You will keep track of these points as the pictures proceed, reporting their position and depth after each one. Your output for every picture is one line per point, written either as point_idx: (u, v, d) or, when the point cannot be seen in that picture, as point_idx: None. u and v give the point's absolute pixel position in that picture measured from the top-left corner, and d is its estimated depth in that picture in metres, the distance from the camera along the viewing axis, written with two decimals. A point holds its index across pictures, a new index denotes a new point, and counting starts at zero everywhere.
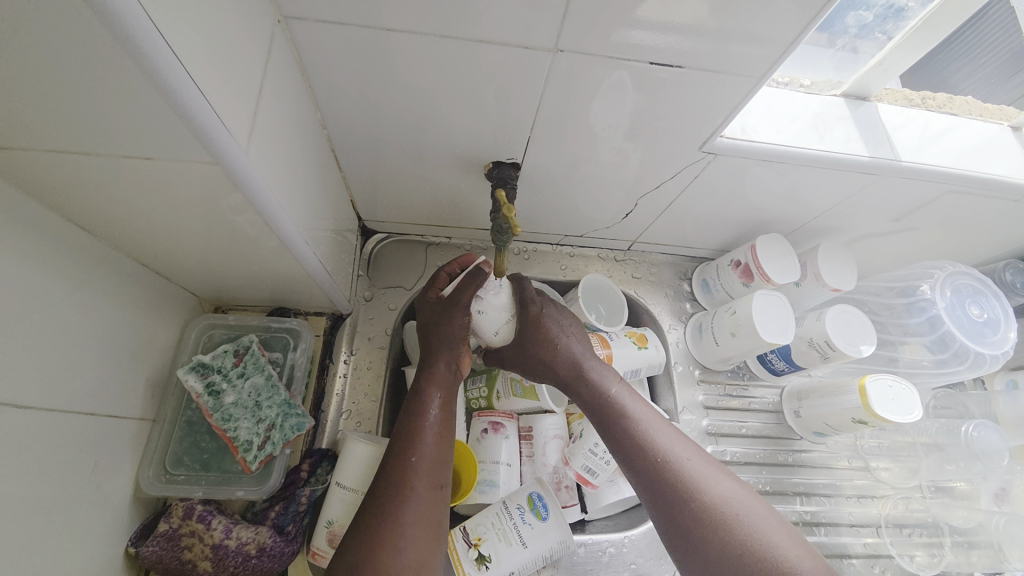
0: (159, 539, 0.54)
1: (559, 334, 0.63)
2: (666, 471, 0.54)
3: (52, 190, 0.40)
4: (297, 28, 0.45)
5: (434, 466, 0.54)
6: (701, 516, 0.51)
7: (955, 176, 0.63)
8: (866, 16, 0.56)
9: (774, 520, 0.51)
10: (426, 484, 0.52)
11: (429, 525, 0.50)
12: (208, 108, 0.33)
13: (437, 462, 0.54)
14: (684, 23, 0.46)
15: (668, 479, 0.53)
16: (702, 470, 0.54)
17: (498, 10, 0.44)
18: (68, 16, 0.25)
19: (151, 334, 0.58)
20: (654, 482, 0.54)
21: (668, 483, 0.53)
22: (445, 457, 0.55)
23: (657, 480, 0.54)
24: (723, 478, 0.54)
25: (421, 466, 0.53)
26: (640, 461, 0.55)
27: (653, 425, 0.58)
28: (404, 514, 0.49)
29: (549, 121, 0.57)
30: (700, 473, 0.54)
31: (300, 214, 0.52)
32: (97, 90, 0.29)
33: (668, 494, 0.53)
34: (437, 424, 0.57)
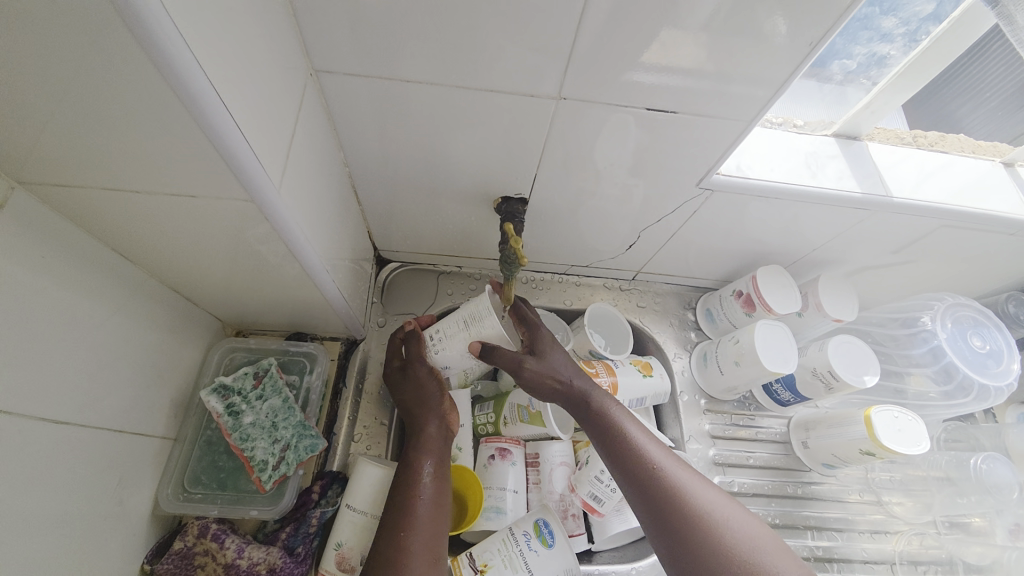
0: (174, 557, 0.56)
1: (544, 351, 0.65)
2: (662, 487, 0.55)
3: (104, 223, 0.44)
4: (326, 80, 0.50)
5: (430, 539, 0.53)
6: (698, 531, 0.52)
7: (949, 211, 0.65)
8: (850, 64, 0.60)
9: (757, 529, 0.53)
10: (422, 557, 0.51)
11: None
12: (248, 152, 0.37)
13: (433, 534, 0.54)
14: (683, 66, 0.49)
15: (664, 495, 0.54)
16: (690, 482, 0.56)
17: (507, 63, 0.48)
18: (139, 76, 0.29)
19: (178, 356, 0.61)
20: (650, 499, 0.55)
21: (665, 498, 0.54)
22: (441, 527, 0.55)
23: (653, 495, 0.55)
24: (715, 492, 0.56)
25: (416, 537, 0.52)
26: (636, 477, 0.56)
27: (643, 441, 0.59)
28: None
29: (554, 159, 0.61)
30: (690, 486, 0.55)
31: (322, 245, 0.56)
32: (156, 137, 0.34)
33: (664, 510, 0.54)
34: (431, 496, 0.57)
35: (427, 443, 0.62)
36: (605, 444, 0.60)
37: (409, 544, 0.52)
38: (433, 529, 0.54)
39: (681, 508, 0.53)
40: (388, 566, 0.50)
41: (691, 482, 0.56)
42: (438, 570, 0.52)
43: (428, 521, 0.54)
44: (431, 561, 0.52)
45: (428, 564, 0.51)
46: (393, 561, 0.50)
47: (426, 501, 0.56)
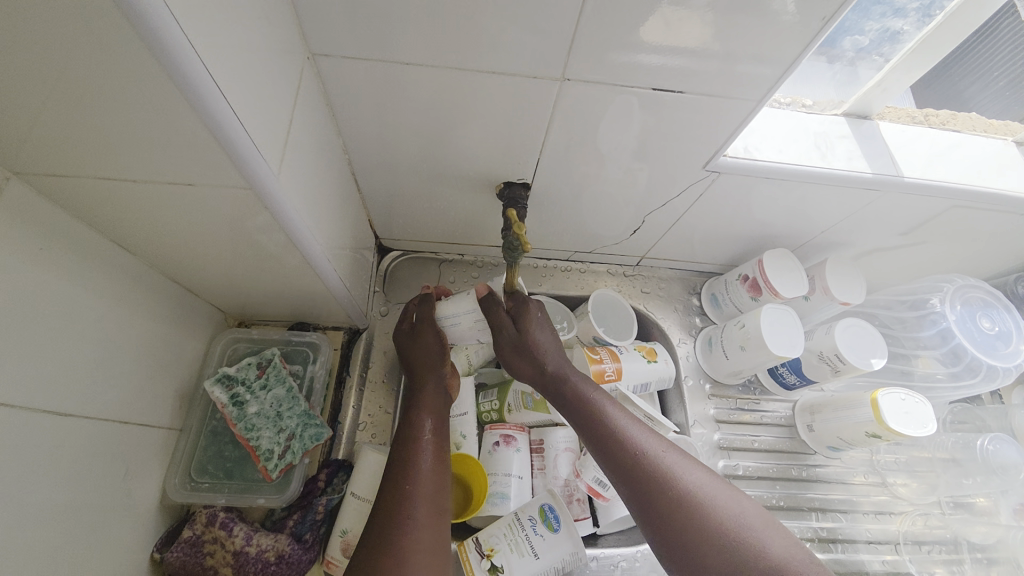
0: (183, 545, 0.56)
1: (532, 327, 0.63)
2: (649, 474, 0.54)
3: (100, 214, 0.43)
4: (323, 64, 0.49)
5: (435, 491, 0.55)
6: (677, 502, 0.51)
7: (962, 191, 0.64)
8: (861, 40, 0.58)
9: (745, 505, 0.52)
10: (428, 507, 0.53)
11: (438, 547, 0.51)
12: (244, 135, 0.36)
13: (435, 487, 0.56)
14: (688, 46, 0.48)
15: (651, 482, 0.53)
16: (675, 461, 0.55)
17: (509, 43, 0.47)
18: (127, 61, 0.28)
19: (181, 347, 0.61)
20: (635, 482, 0.54)
21: (653, 484, 0.53)
22: (445, 481, 0.57)
23: (639, 482, 0.54)
24: (704, 472, 0.55)
25: (422, 488, 0.54)
26: (623, 466, 0.55)
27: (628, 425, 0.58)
28: (407, 535, 0.50)
29: (558, 142, 0.59)
30: (674, 465, 0.55)
31: (322, 233, 0.55)
32: (152, 123, 0.33)
33: (651, 496, 0.52)
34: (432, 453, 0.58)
35: (424, 402, 0.64)
36: (589, 434, 0.59)
37: (414, 495, 0.54)
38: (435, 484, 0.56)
39: (671, 494, 0.52)
40: (394, 514, 0.52)
41: (678, 464, 0.55)
42: (444, 519, 0.54)
43: (432, 475, 0.56)
44: (436, 510, 0.54)
45: (433, 515, 0.53)
46: (399, 512, 0.52)
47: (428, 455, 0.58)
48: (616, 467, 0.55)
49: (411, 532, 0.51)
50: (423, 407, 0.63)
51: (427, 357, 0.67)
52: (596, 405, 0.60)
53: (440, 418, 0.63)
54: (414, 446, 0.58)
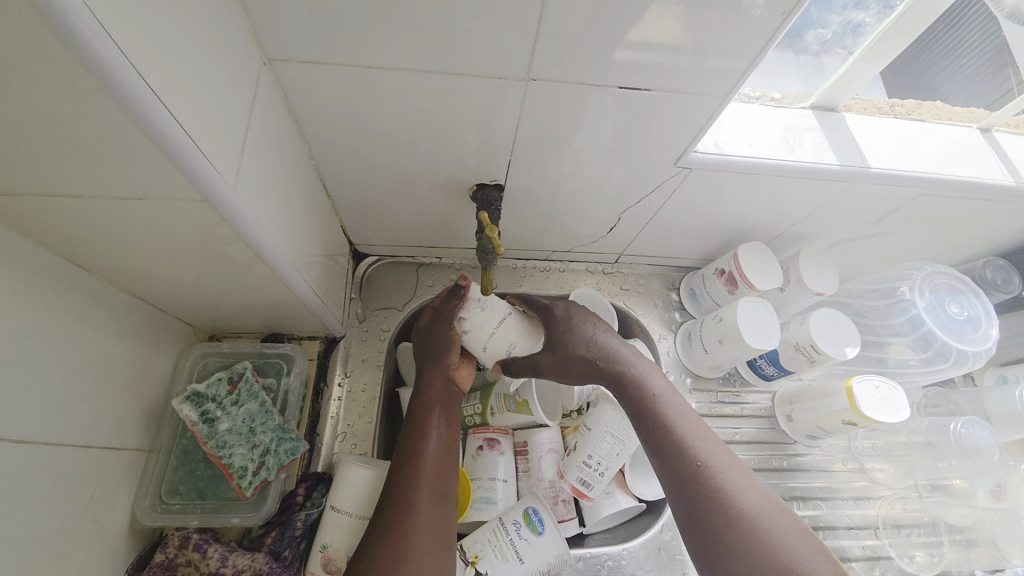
0: (156, 570, 0.55)
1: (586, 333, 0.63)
2: (702, 482, 0.53)
3: (50, 232, 0.41)
4: (281, 69, 0.47)
5: (438, 478, 0.55)
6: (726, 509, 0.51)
7: (928, 179, 0.65)
8: (825, 33, 0.60)
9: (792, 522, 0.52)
10: (431, 494, 0.54)
11: (438, 532, 0.52)
12: (194, 148, 0.35)
13: (440, 473, 0.56)
14: (655, 43, 0.48)
15: (704, 488, 0.53)
16: (730, 470, 0.54)
17: (474, 44, 0.46)
18: (55, 70, 0.27)
19: (147, 365, 0.59)
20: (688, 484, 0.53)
21: (707, 500, 0.52)
22: (450, 469, 0.57)
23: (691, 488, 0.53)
24: (756, 486, 0.54)
25: (424, 473, 0.55)
26: (677, 470, 0.55)
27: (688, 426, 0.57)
28: (411, 520, 0.51)
29: (529, 142, 0.59)
30: (729, 473, 0.54)
31: (290, 243, 0.54)
32: (94, 138, 0.31)
33: (700, 504, 0.52)
34: (439, 440, 0.58)
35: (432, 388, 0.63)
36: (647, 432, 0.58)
37: (417, 481, 0.54)
38: (440, 469, 0.56)
39: (721, 505, 0.52)
40: (399, 501, 0.52)
41: (731, 475, 0.54)
42: (448, 505, 0.55)
43: (436, 463, 0.57)
44: (439, 497, 0.54)
45: (435, 501, 0.54)
46: (403, 498, 0.53)
47: (436, 443, 0.58)
48: (670, 470, 0.55)
49: (413, 516, 0.51)
50: (433, 395, 0.62)
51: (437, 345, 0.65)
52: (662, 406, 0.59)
53: (449, 406, 0.62)
54: (420, 433, 0.58)
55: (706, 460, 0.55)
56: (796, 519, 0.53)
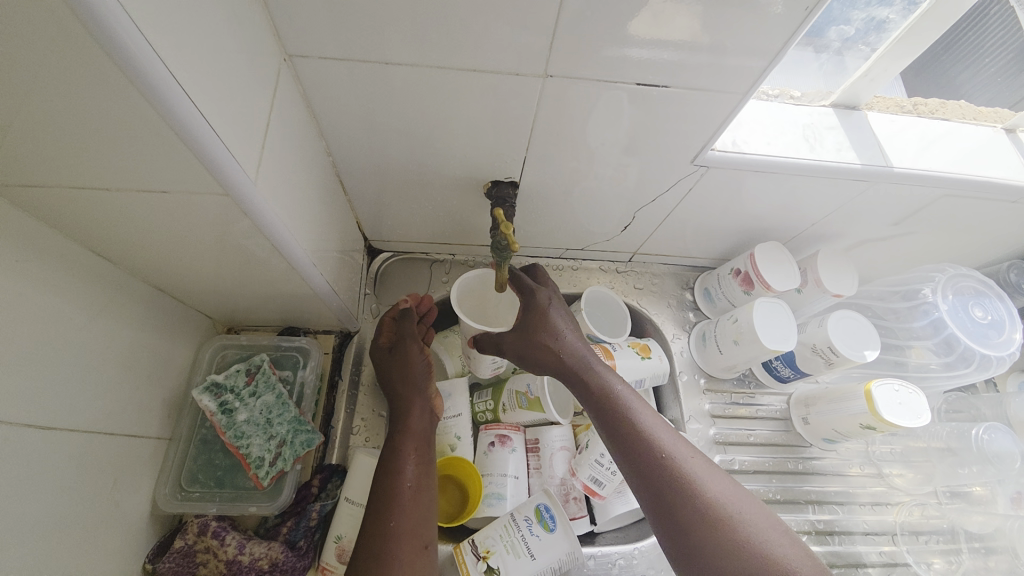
0: (175, 556, 0.56)
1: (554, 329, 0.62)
2: (667, 470, 0.53)
3: (76, 223, 0.42)
4: (301, 65, 0.48)
5: (418, 524, 0.55)
6: (696, 512, 0.51)
7: (953, 180, 0.64)
8: (847, 30, 0.58)
9: (766, 519, 0.51)
10: (411, 543, 0.53)
11: None
12: (218, 143, 0.35)
13: (420, 518, 0.55)
14: (675, 39, 0.47)
15: (669, 482, 0.53)
16: (698, 470, 0.54)
17: (491, 39, 0.46)
18: (88, 66, 0.27)
19: (167, 355, 0.60)
20: (656, 487, 0.53)
21: (678, 502, 0.51)
22: (427, 513, 0.56)
23: (658, 483, 0.53)
24: (726, 483, 0.54)
25: (404, 521, 0.54)
26: (642, 464, 0.54)
27: (652, 427, 0.57)
28: None
29: (545, 139, 0.59)
30: (697, 473, 0.53)
31: (307, 237, 0.54)
32: (125, 133, 0.32)
33: (669, 498, 0.52)
34: (416, 480, 0.58)
35: (409, 427, 0.62)
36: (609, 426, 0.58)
37: (396, 532, 0.53)
38: (418, 516, 0.55)
39: (693, 501, 0.51)
40: (377, 554, 0.51)
41: (699, 471, 0.54)
42: (429, 551, 0.54)
43: (413, 508, 0.56)
44: (420, 545, 0.53)
45: (417, 550, 0.53)
46: (383, 551, 0.51)
47: (411, 486, 0.57)
48: (634, 464, 0.55)
49: (393, 569, 0.50)
50: (410, 434, 0.61)
51: (415, 378, 0.66)
52: (622, 405, 0.58)
53: (424, 443, 0.62)
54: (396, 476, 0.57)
55: (672, 454, 0.55)
56: (773, 514, 0.52)
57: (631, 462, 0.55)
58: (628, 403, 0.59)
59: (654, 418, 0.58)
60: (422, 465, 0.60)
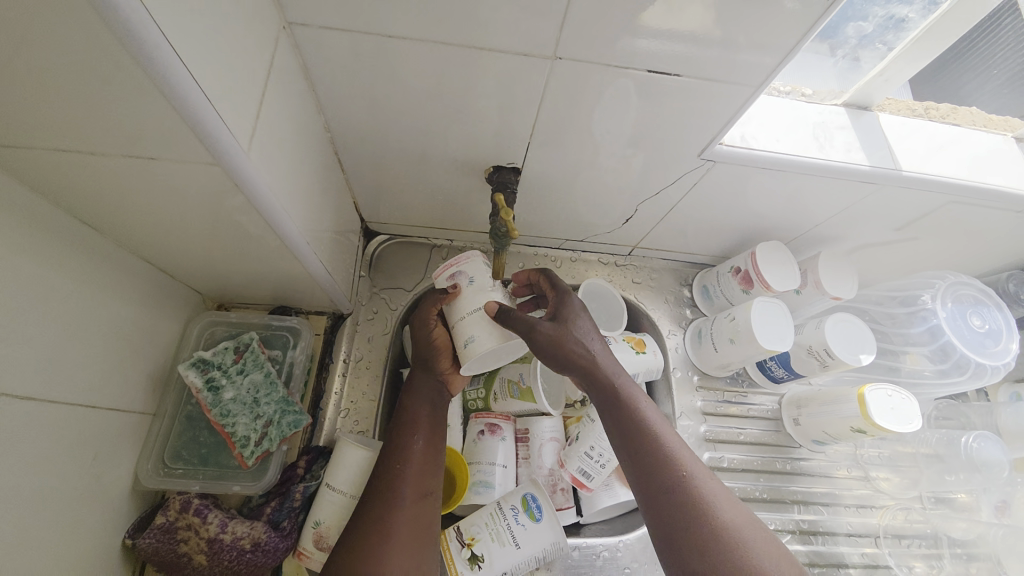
0: (156, 532, 0.55)
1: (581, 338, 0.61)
2: (683, 489, 0.53)
3: (61, 189, 0.41)
4: (300, 34, 0.46)
5: (423, 476, 0.57)
6: (704, 530, 0.51)
7: (961, 187, 0.63)
8: (865, 27, 0.56)
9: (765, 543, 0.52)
10: (414, 491, 0.55)
11: (420, 530, 0.54)
12: (209, 110, 0.34)
13: (425, 470, 0.57)
14: (691, 28, 0.46)
15: (683, 499, 0.53)
16: (711, 494, 0.54)
17: (500, 18, 0.44)
18: (72, 24, 0.26)
19: (153, 330, 0.59)
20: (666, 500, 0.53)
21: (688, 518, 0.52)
22: (434, 465, 0.58)
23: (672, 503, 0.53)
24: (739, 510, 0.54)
25: (408, 471, 0.56)
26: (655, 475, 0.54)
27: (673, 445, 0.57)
28: (394, 520, 0.53)
29: (550, 126, 0.57)
30: (709, 497, 0.54)
31: (301, 215, 0.53)
32: (109, 94, 0.30)
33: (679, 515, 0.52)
34: (425, 435, 0.60)
35: (416, 384, 0.64)
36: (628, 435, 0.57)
37: (401, 478, 0.56)
38: (426, 468, 0.57)
39: (708, 528, 0.51)
40: (383, 498, 0.54)
41: (715, 495, 0.54)
42: (431, 501, 0.56)
43: (420, 458, 0.58)
44: (424, 493, 0.56)
45: (420, 498, 0.55)
46: (387, 495, 0.54)
47: (418, 437, 0.59)
48: (648, 473, 0.55)
49: (396, 513, 0.53)
50: (416, 391, 0.63)
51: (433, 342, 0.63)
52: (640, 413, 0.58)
53: (434, 401, 0.63)
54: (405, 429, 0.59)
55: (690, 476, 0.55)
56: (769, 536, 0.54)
57: (646, 474, 0.55)
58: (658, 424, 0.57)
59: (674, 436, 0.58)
60: (430, 420, 0.61)
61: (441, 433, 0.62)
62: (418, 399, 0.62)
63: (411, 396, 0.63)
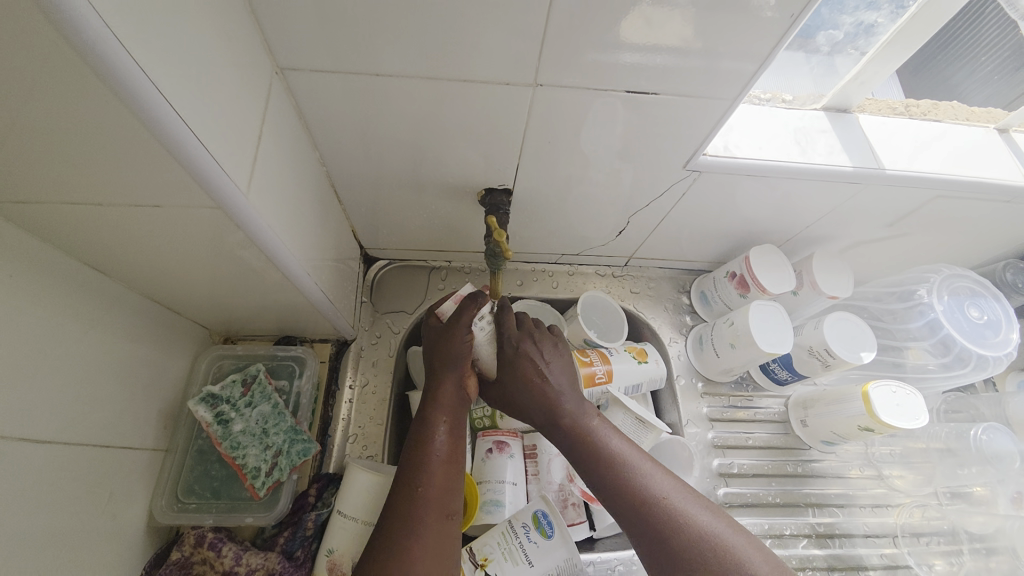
0: (172, 567, 0.56)
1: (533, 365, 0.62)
2: (631, 491, 0.54)
3: (71, 237, 0.43)
4: (292, 77, 0.48)
5: (445, 494, 0.54)
6: (658, 527, 0.51)
7: (946, 181, 0.64)
8: (836, 34, 0.59)
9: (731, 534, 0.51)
10: (436, 511, 0.53)
11: (443, 551, 0.51)
12: (207, 156, 0.35)
13: (446, 489, 0.55)
14: (664, 46, 0.48)
15: (634, 501, 0.53)
16: (668, 491, 0.54)
17: (481, 49, 0.47)
18: (78, 88, 0.28)
19: (162, 367, 0.60)
20: (621, 505, 0.54)
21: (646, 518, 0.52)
22: (455, 482, 0.56)
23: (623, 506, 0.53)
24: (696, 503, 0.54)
25: (430, 489, 0.54)
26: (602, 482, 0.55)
27: (626, 454, 0.57)
28: (418, 541, 0.50)
29: (537, 146, 0.59)
30: (663, 494, 0.53)
31: (301, 247, 0.54)
32: (114, 148, 0.32)
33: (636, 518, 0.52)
34: (445, 450, 0.57)
35: (442, 394, 0.61)
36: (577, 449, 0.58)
37: (423, 496, 0.53)
38: (447, 485, 0.55)
39: (662, 525, 0.51)
40: (405, 518, 0.51)
41: (667, 492, 0.54)
42: (452, 522, 0.53)
43: (441, 474, 0.56)
44: (446, 513, 0.53)
45: (443, 518, 0.53)
46: (409, 515, 0.51)
47: (440, 453, 0.57)
48: (599, 482, 0.56)
49: (418, 534, 0.50)
50: (440, 401, 0.60)
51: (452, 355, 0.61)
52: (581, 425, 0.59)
53: (456, 413, 0.61)
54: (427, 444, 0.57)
55: (640, 478, 0.55)
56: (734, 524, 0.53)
57: (600, 485, 0.55)
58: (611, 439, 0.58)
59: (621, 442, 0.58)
60: (451, 433, 0.59)
61: (461, 450, 0.59)
62: (440, 411, 0.60)
63: (434, 408, 0.60)
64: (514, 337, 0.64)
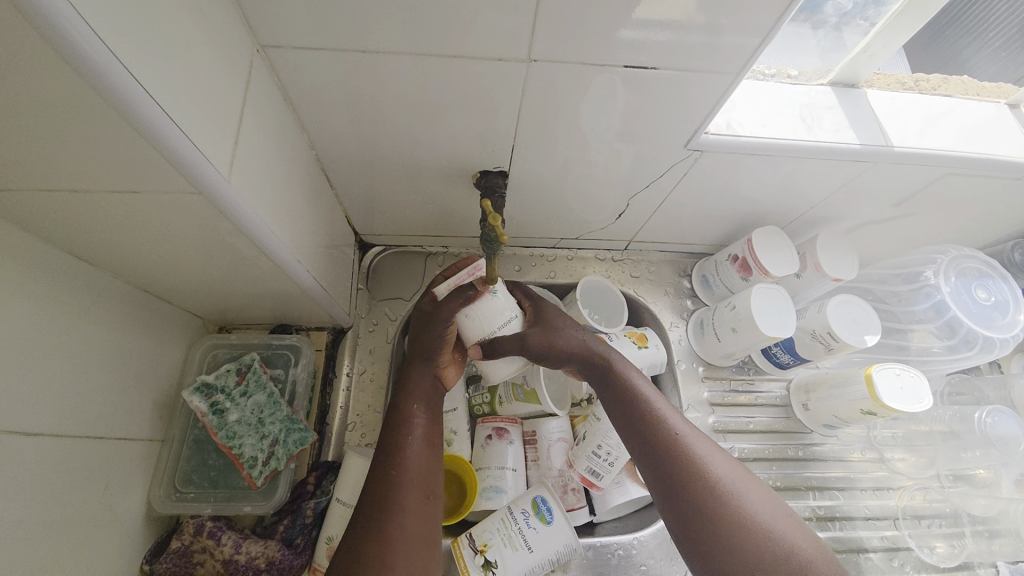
0: (172, 556, 0.56)
1: (566, 333, 0.61)
2: (682, 464, 0.54)
3: (51, 226, 0.41)
4: (276, 56, 0.46)
5: (424, 477, 0.55)
6: (708, 501, 0.51)
7: (956, 158, 0.62)
8: (844, 4, 0.56)
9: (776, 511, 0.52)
10: (416, 493, 0.53)
11: (422, 534, 0.52)
12: (186, 140, 0.34)
13: (426, 472, 0.56)
14: (663, 19, 0.45)
15: (687, 472, 0.53)
16: (719, 465, 0.55)
17: (472, 24, 0.45)
18: (41, 68, 0.26)
19: (155, 357, 0.59)
20: (671, 476, 0.53)
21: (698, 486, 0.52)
22: (434, 465, 0.57)
23: (674, 476, 0.53)
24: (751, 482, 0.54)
25: (408, 473, 0.54)
26: (659, 451, 0.55)
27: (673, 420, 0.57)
28: (394, 523, 0.50)
29: (533, 127, 0.57)
30: (717, 468, 0.54)
31: (291, 234, 0.53)
32: (86, 133, 0.31)
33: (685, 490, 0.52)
34: (424, 435, 0.58)
35: (416, 382, 0.62)
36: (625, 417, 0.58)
37: (402, 480, 0.54)
38: (426, 468, 0.56)
39: (713, 498, 0.51)
40: (383, 501, 0.52)
41: (714, 468, 0.54)
42: (434, 502, 0.54)
43: (421, 458, 0.56)
44: (428, 496, 0.54)
45: (422, 500, 0.53)
46: (386, 500, 0.52)
47: (418, 437, 0.58)
48: (649, 453, 0.55)
49: (396, 516, 0.51)
50: (419, 388, 0.61)
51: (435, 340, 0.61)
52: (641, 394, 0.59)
53: (433, 400, 0.61)
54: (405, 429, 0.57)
55: (696, 449, 0.55)
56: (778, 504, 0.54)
57: (647, 453, 0.55)
58: (658, 403, 0.58)
59: (673, 411, 0.59)
60: (430, 419, 0.60)
61: (441, 434, 0.60)
62: (417, 399, 0.60)
63: (412, 396, 0.61)
64: (540, 307, 0.62)
